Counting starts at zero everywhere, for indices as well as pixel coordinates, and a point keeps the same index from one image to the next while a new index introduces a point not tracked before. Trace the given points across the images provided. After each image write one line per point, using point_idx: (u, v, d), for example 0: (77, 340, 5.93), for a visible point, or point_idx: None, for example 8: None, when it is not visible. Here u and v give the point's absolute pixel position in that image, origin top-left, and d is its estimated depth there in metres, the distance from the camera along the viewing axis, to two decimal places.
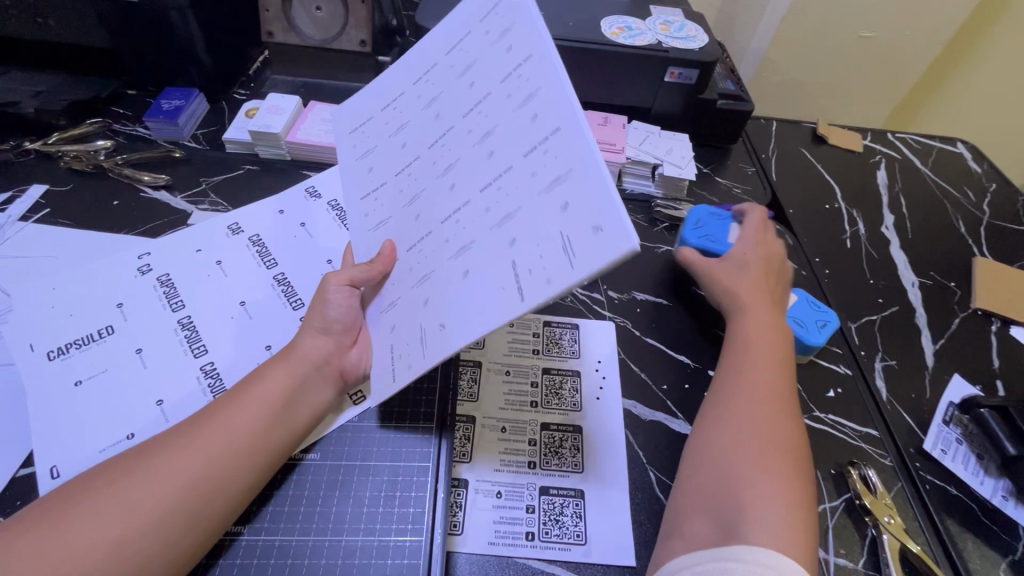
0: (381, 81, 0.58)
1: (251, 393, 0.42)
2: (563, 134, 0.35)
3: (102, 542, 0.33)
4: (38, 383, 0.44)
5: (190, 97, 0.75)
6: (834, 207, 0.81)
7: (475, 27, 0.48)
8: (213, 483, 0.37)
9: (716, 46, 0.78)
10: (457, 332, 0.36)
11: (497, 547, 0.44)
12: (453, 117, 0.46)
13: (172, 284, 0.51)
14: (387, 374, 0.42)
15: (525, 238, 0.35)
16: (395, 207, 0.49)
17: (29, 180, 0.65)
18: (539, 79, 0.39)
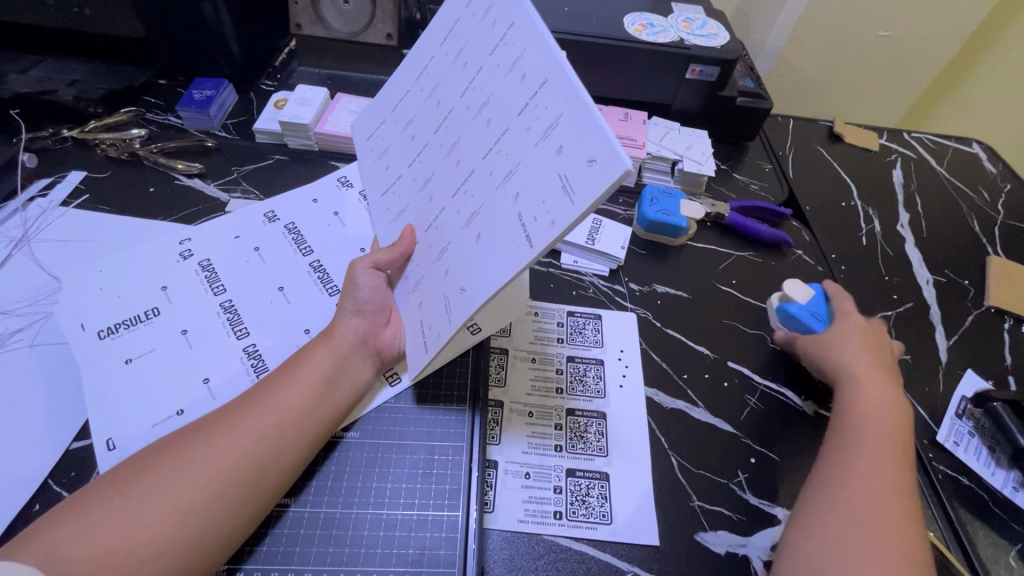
0: (387, 84, 0.60)
1: (293, 372, 0.44)
2: (552, 84, 0.38)
3: (169, 514, 0.36)
4: (90, 361, 0.46)
5: (220, 87, 0.77)
6: (850, 205, 0.82)
7: (461, 11, 0.50)
8: (265, 458, 0.40)
9: (738, 44, 0.79)
10: (479, 292, 0.38)
11: (527, 525, 0.46)
12: (452, 98, 0.48)
13: (213, 269, 0.53)
14: (419, 347, 0.44)
15: (530, 190, 0.37)
16: (411, 193, 0.50)
17: (68, 167, 0.67)
18: (523, 44, 0.41)
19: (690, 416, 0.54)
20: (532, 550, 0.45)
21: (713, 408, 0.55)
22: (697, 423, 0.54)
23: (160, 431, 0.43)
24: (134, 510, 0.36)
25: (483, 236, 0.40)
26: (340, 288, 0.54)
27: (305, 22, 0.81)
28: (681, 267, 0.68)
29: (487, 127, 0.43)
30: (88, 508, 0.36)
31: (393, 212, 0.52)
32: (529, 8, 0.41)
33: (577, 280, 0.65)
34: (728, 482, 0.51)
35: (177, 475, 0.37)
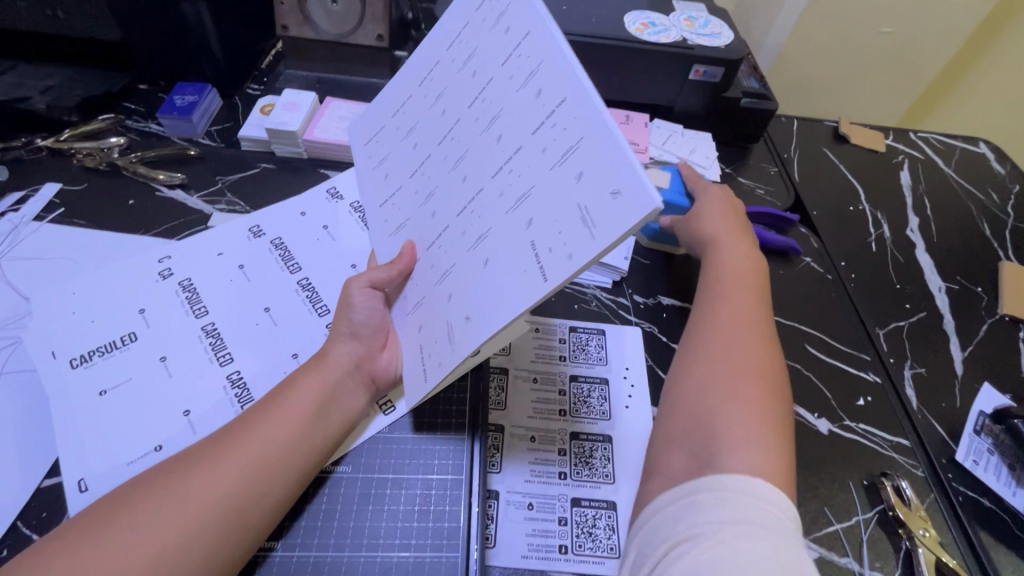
0: (387, 89, 0.57)
1: (282, 399, 0.41)
2: (571, 103, 0.35)
3: (144, 558, 0.33)
4: (61, 392, 0.43)
5: (203, 93, 0.73)
6: (858, 209, 0.80)
7: (471, 15, 0.46)
8: (252, 494, 0.37)
9: (742, 44, 0.76)
10: (485, 324, 0.35)
11: (531, 560, 0.43)
12: (459, 108, 0.45)
13: (194, 289, 0.50)
14: (417, 376, 0.41)
15: (544, 217, 0.34)
16: (412, 208, 0.47)
17: (42, 178, 0.64)
18: (539, 55, 0.38)
19: None
20: None
21: None
22: None
23: (136, 470, 0.40)
24: (103, 556, 0.33)
25: (491, 261, 0.37)
26: (330, 308, 0.51)
27: (293, 23, 0.78)
28: (688, 277, 0.65)
29: (498, 141, 0.40)
30: (51, 561, 0.33)
31: (392, 225, 0.49)
32: (546, 16, 0.38)
33: (579, 293, 0.62)
34: None
35: (155, 515, 0.35)
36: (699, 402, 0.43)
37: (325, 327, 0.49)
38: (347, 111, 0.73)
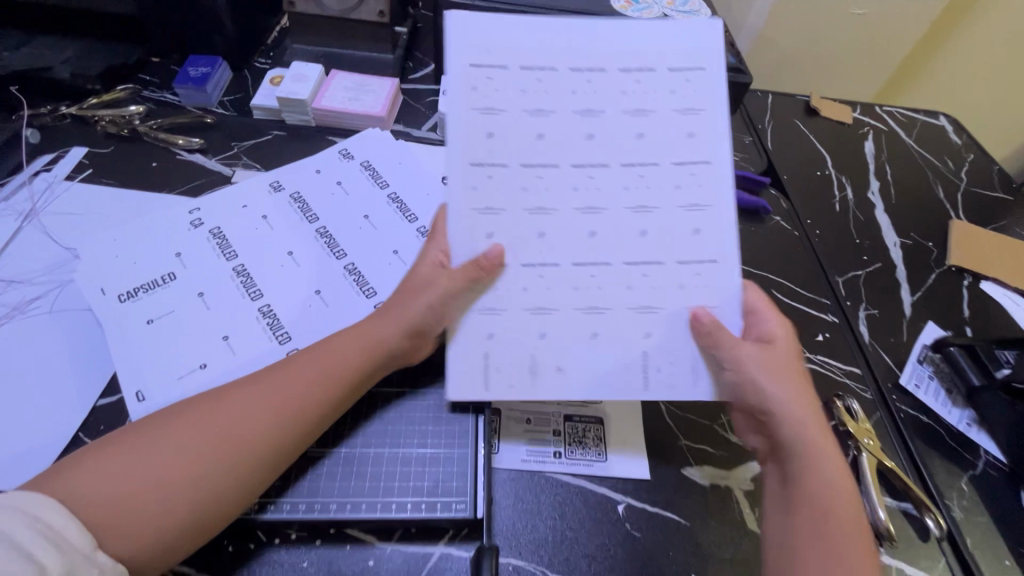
0: (545, 25, 0.44)
1: (319, 357, 0.45)
2: (719, 269, 0.45)
3: (184, 472, 0.38)
4: (114, 322, 0.49)
5: (216, 64, 0.78)
6: (825, 174, 0.87)
7: (661, 69, 0.45)
8: (279, 438, 0.41)
9: (719, 20, 0.82)
10: (574, 386, 0.45)
11: (530, 463, 0.50)
12: (608, 151, 0.45)
13: (223, 236, 0.55)
14: (475, 379, 0.44)
15: (661, 340, 0.46)
16: (516, 204, 0.44)
17: (68, 143, 0.68)
18: (710, 195, 0.45)
19: None
20: (536, 487, 0.49)
21: None
22: None
23: (186, 384, 0.46)
24: (153, 463, 0.38)
25: (597, 337, 0.45)
26: (347, 252, 0.56)
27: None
28: None
29: (642, 237, 0.45)
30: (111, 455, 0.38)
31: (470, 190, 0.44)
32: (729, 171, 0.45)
33: None
34: (713, 423, 0.55)
35: (196, 440, 0.39)
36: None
37: (343, 268, 0.55)
38: (351, 83, 0.79)
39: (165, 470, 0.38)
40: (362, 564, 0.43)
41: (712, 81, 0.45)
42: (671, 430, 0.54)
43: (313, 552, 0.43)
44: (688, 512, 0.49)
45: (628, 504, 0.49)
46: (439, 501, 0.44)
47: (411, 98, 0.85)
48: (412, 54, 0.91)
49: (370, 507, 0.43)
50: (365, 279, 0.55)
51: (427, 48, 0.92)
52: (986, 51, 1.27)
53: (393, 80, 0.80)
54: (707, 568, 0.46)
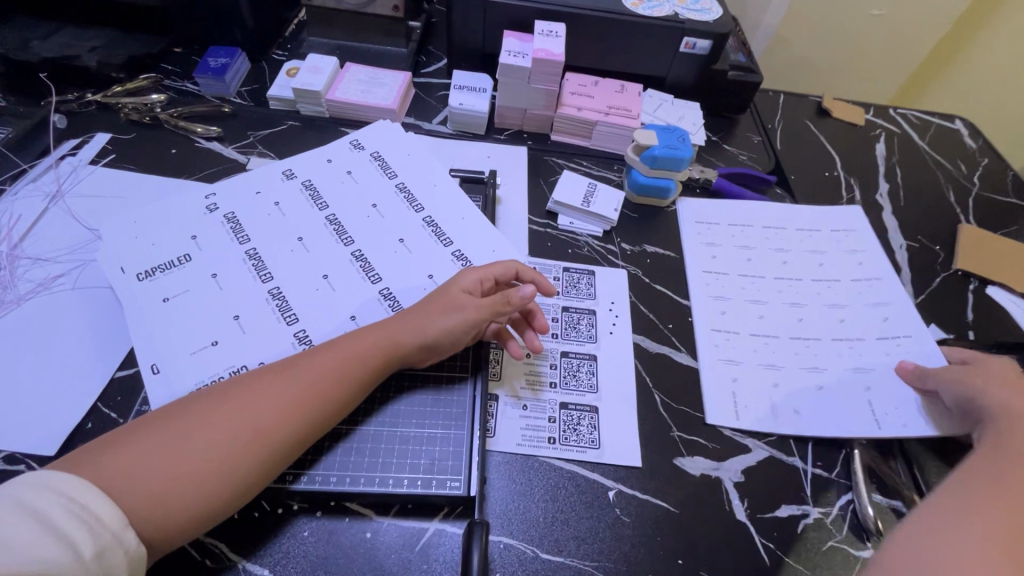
0: (803, 212, 0.78)
1: (339, 362, 0.46)
2: (881, 345, 0.63)
3: (210, 471, 0.40)
4: (132, 299, 0.51)
5: (235, 56, 0.80)
6: (833, 175, 0.87)
7: (828, 228, 0.77)
8: (297, 438, 0.44)
9: (730, 20, 0.82)
10: (787, 425, 0.56)
11: (524, 447, 0.51)
12: (763, 271, 0.69)
13: (238, 221, 0.58)
14: (728, 411, 0.56)
15: (817, 405, 0.57)
16: (738, 296, 0.66)
17: (92, 128, 0.71)
18: (842, 296, 0.68)
19: (673, 359, 0.60)
20: (529, 470, 0.50)
21: (694, 353, 0.61)
22: (680, 365, 0.60)
23: (198, 359, 0.48)
24: (181, 460, 0.40)
25: (824, 387, 0.59)
26: (354, 239, 0.58)
27: None
28: (670, 229, 0.73)
29: (884, 322, 0.66)
30: (138, 447, 0.40)
31: (715, 295, 0.66)
32: (893, 282, 0.71)
33: (572, 237, 0.69)
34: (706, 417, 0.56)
35: (222, 429, 0.42)
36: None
37: (350, 255, 0.57)
38: (365, 76, 0.81)
39: (192, 467, 0.40)
40: (360, 536, 0.45)
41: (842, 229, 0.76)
42: (664, 420, 0.55)
43: (314, 523, 0.45)
44: (678, 500, 0.50)
45: (619, 490, 0.50)
46: (434, 479, 0.46)
47: (423, 92, 0.86)
48: (425, 48, 0.93)
49: (369, 481, 0.45)
50: (371, 266, 0.56)
51: (440, 43, 0.94)
52: (1010, 53, 1.25)
53: (405, 74, 0.82)
54: (694, 554, 0.48)
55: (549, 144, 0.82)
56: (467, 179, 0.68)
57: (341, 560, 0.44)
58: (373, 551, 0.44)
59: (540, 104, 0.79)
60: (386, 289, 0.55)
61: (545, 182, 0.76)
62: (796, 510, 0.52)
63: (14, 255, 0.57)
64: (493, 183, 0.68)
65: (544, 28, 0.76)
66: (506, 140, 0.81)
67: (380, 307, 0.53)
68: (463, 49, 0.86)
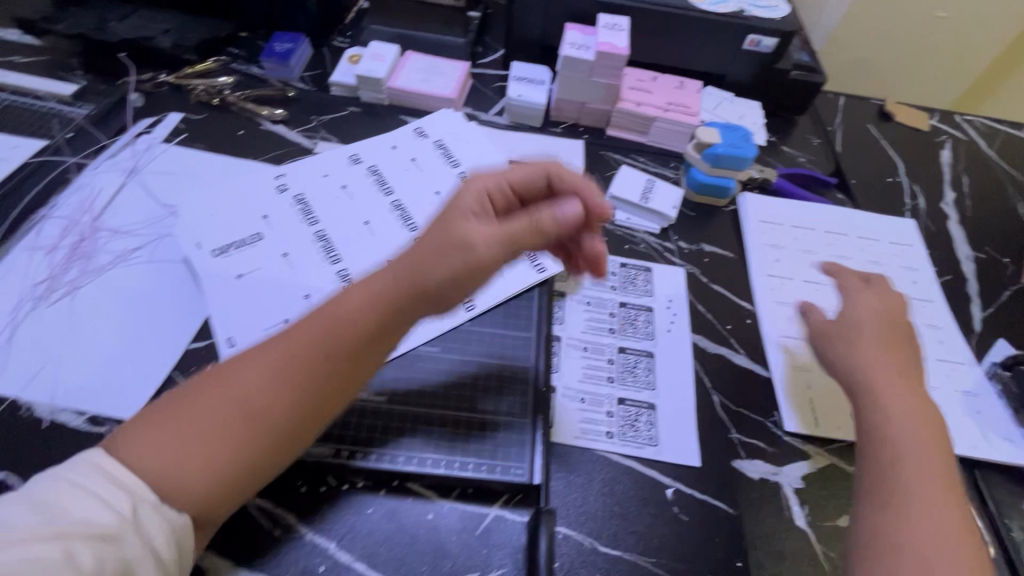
0: (865, 218, 0.75)
1: (337, 316, 0.40)
2: (946, 363, 0.62)
3: (224, 452, 0.37)
4: (208, 274, 0.53)
5: (299, 41, 0.82)
6: (896, 181, 0.84)
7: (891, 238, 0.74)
8: (309, 408, 0.39)
9: (797, 18, 0.81)
10: (863, 436, 0.55)
11: (582, 440, 0.51)
12: (828, 279, 0.68)
13: (306, 203, 0.59)
14: (806, 417, 0.56)
15: None
16: (804, 302, 0.65)
17: (165, 107, 0.73)
18: (905, 309, 0.67)
19: (732, 361, 0.59)
20: (587, 463, 0.50)
21: (753, 356, 0.60)
22: (738, 367, 0.59)
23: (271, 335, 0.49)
24: (191, 444, 0.37)
25: None
26: (418, 225, 0.59)
27: None
28: (728, 229, 0.72)
29: (939, 344, 0.64)
30: (144, 440, 0.36)
31: (781, 299, 0.65)
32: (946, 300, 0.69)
33: (629, 233, 0.69)
34: (765, 420, 0.56)
35: (235, 402, 0.38)
36: (895, 550, 0.41)
37: (413, 240, 0.57)
38: (425, 65, 0.81)
39: (203, 451, 0.37)
40: (421, 517, 0.45)
41: (904, 237, 0.74)
42: (722, 421, 0.55)
43: (377, 500, 0.46)
44: (737, 503, 0.50)
45: (676, 489, 0.50)
46: (498, 465, 0.46)
47: (479, 82, 0.87)
48: (482, 39, 0.93)
49: (434, 464, 0.45)
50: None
51: (497, 34, 0.94)
52: None
53: (464, 64, 0.83)
54: (753, 558, 0.47)
55: (605, 139, 0.81)
56: None
57: (403, 539, 0.44)
58: (433, 533, 0.45)
59: (598, 98, 0.78)
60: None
61: (601, 177, 0.75)
62: None
63: (96, 227, 0.59)
64: None
65: (607, 22, 0.76)
66: (562, 134, 0.81)
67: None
68: (521, 41, 0.85)
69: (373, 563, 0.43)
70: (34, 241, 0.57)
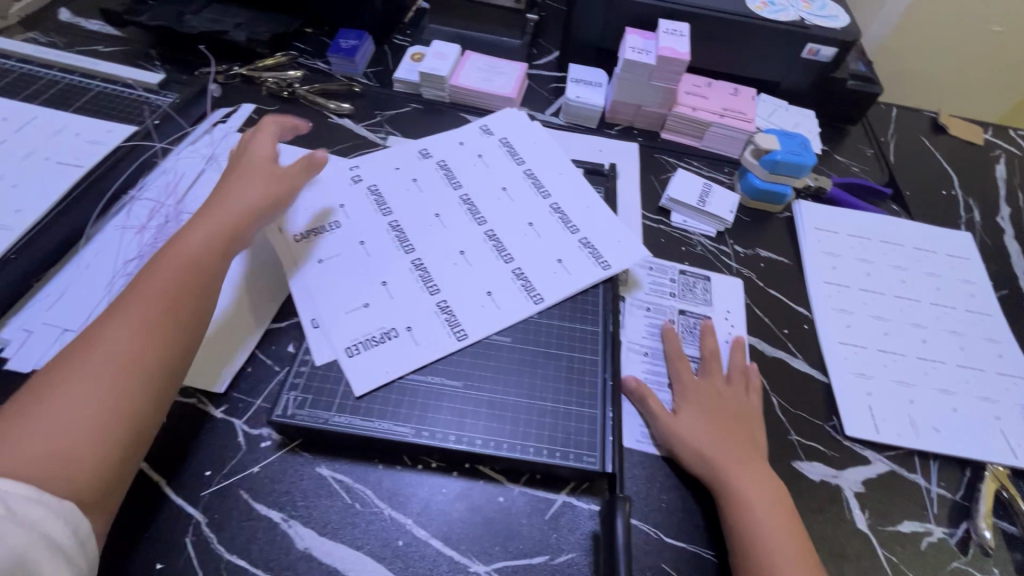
0: (918, 229, 0.75)
1: (157, 275, 0.46)
2: (1005, 376, 0.62)
3: (108, 413, 0.40)
4: (291, 258, 0.55)
5: (364, 38, 0.84)
6: (951, 194, 0.84)
7: (947, 250, 0.73)
8: (179, 353, 0.44)
9: (857, 28, 0.81)
10: (924, 444, 0.55)
11: (644, 445, 0.52)
12: (884, 287, 0.68)
13: (380, 193, 0.61)
14: (866, 422, 0.56)
15: (950, 427, 0.57)
16: (861, 310, 0.65)
17: (238, 99, 0.76)
18: (963, 321, 0.66)
19: (790, 365, 0.60)
20: (652, 468, 0.51)
21: (810, 360, 0.61)
22: (796, 371, 0.60)
23: (353, 319, 0.52)
24: (73, 416, 0.39)
25: (955, 411, 0.58)
26: (487, 219, 0.61)
27: None
28: (783, 235, 0.73)
29: (999, 356, 0.64)
30: (5, 429, 0.37)
31: (838, 306, 0.66)
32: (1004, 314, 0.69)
33: (686, 235, 0.70)
34: (824, 424, 0.56)
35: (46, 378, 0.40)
36: None
37: (483, 234, 0.59)
38: (484, 65, 0.84)
39: (90, 418, 0.39)
40: (493, 499, 0.47)
41: (959, 250, 0.74)
42: (782, 423, 0.55)
43: (451, 481, 0.48)
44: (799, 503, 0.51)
45: None
46: (571, 452, 0.47)
47: (535, 83, 0.88)
48: (537, 41, 0.95)
49: (509, 448, 0.47)
50: (503, 245, 0.59)
51: (552, 36, 0.95)
52: None
53: (522, 65, 0.84)
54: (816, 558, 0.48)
55: (659, 142, 0.82)
56: (588, 171, 0.69)
57: (476, 519, 0.46)
58: (506, 514, 0.46)
59: (655, 102, 0.79)
60: (518, 270, 0.57)
61: (656, 180, 0.77)
62: (918, 526, 0.51)
63: (179, 211, 0.61)
64: (613, 176, 0.69)
65: (668, 27, 0.77)
66: (617, 135, 0.82)
67: (513, 285, 0.56)
68: (578, 45, 0.87)
69: (448, 540, 0.45)
70: (124, 221, 0.59)
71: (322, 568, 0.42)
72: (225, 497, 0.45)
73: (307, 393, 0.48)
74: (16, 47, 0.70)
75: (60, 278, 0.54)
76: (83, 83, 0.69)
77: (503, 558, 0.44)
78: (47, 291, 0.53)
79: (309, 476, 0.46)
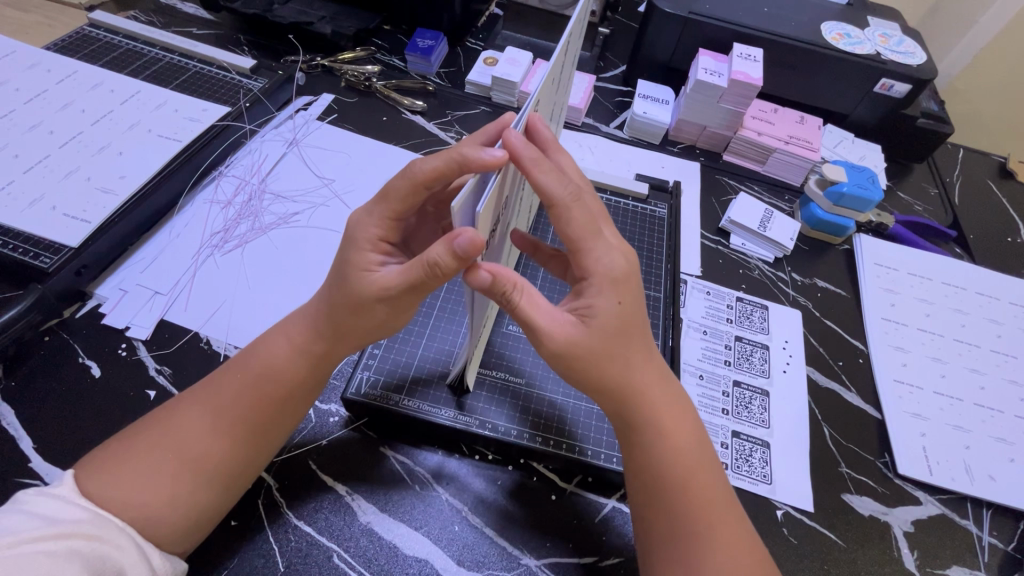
0: (978, 273, 0.74)
1: (256, 368, 0.43)
2: None
3: (154, 504, 0.38)
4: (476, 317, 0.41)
5: (440, 39, 0.84)
6: (1016, 242, 0.82)
7: (1010, 297, 0.72)
8: (252, 452, 0.42)
9: (934, 66, 0.80)
10: (977, 489, 0.55)
11: None
12: (943, 330, 0.67)
13: None
14: (921, 463, 0.56)
15: (1007, 476, 0.56)
16: (917, 348, 0.65)
17: (319, 89, 0.79)
18: None
19: (843, 398, 0.60)
20: None
21: (864, 395, 0.61)
22: (848, 405, 0.60)
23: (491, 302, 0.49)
24: (145, 484, 0.38)
25: (1014, 463, 0.57)
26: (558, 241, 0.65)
27: None
28: (842, 266, 0.73)
29: None
30: (101, 467, 0.39)
31: (894, 344, 0.65)
32: None
33: (744, 259, 0.70)
34: (876, 460, 0.56)
35: (135, 442, 0.40)
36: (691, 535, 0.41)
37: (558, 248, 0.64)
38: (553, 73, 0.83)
39: (159, 490, 0.39)
40: (545, 496, 0.48)
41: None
42: (831, 455, 0.56)
43: (506, 474, 0.49)
44: (846, 535, 0.51)
45: (786, 511, 0.51)
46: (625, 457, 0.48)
47: (600, 95, 0.90)
48: (604, 54, 0.96)
49: (567, 448, 0.48)
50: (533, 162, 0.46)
51: (620, 52, 0.96)
52: None
53: (591, 77, 0.86)
54: None
55: (721, 163, 0.83)
56: (652, 187, 0.73)
57: (530, 514, 0.47)
58: (558, 513, 0.48)
59: (721, 123, 0.79)
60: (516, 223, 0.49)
61: (716, 203, 0.77)
62: (967, 573, 0.50)
63: (263, 190, 0.65)
64: (677, 194, 0.72)
65: (743, 51, 0.77)
66: (679, 153, 0.83)
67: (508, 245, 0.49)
68: (646, 62, 0.88)
69: (501, 532, 0.46)
70: (212, 195, 0.64)
71: (383, 543, 0.44)
72: (296, 466, 0.47)
73: (379, 374, 0.50)
74: (122, 24, 0.75)
75: (153, 243, 0.59)
76: (181, 62, 0.73)
77: (554, 553, 0.45)
78: (142, 255, 0.58)
79: (374, 453, 0.49)
